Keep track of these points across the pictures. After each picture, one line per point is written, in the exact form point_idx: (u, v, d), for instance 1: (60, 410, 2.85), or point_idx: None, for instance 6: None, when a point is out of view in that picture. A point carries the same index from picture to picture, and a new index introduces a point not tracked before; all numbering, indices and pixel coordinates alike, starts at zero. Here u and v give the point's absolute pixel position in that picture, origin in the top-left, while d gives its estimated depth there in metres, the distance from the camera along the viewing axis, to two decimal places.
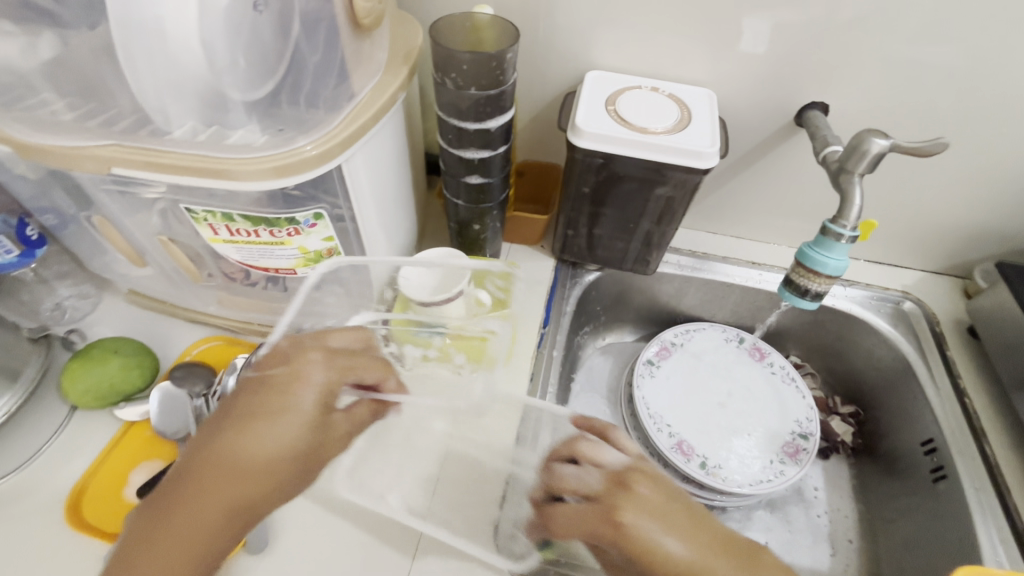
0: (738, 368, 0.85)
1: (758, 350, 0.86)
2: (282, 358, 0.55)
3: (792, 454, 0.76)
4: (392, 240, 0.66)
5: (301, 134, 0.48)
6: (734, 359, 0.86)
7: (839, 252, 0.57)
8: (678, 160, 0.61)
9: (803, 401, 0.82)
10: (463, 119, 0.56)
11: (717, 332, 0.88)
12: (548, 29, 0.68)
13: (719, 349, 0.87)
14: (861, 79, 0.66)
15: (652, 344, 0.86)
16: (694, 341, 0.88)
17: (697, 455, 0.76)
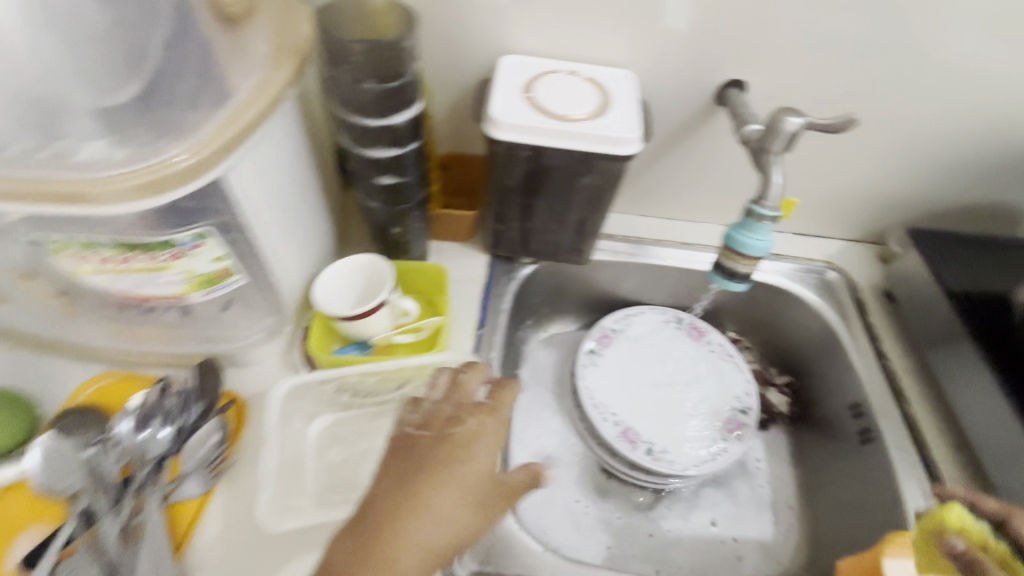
0: (679, 349, 0.85)
1: (697, 329, 0.87)
2: (454, 419, 0.48)
3: (732, 430, 0.78)
4: (303, 252, 0.60)
5: (168, 142, 0.41)
6: (675, 341, 0.86)
7: (762, 232, 0.57)
8: (601, 148, 0.59)
9: (741, 376, 0.83)
10: (365, 116, 0.50)
11: (657, 314, 0.88)
12: (457, 12, 0.64)
13: (659, 331, 0.87)
14: (774, 55, 0.66)
15: (594, 332, 0.85)
16: (634, 326, 0.87)
17: (643, 441, 0.76)
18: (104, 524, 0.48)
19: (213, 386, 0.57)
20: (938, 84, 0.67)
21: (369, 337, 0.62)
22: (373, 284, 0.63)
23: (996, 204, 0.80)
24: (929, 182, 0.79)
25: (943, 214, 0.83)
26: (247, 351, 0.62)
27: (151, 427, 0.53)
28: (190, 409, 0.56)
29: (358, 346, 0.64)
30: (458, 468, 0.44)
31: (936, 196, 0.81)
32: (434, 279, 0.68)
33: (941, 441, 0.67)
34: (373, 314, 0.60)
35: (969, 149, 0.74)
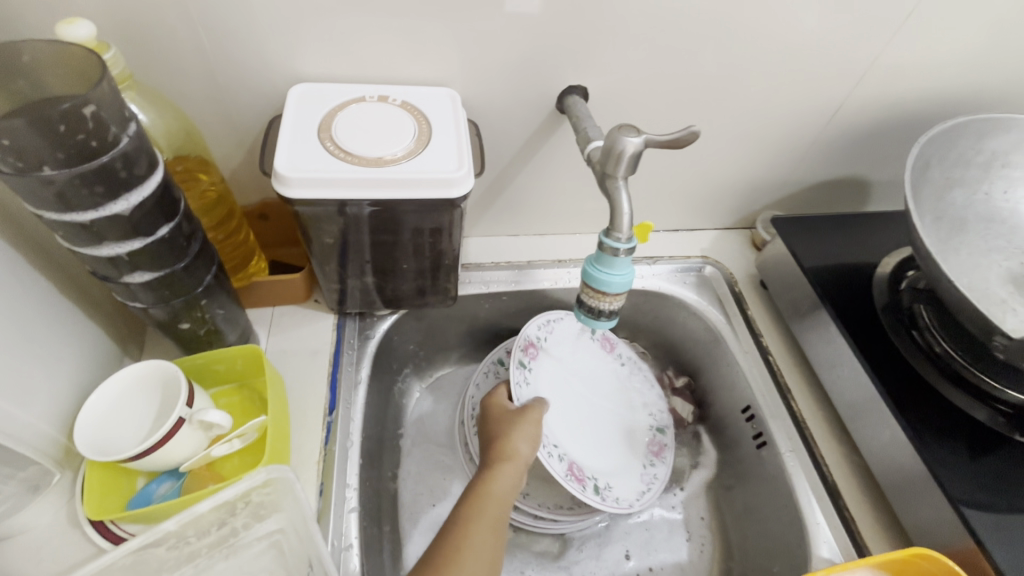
0: (597, 362, 0.76)
1: (608, 339, 0.78)
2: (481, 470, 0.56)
3: (656, 454, 0.70)
4: (49, 377, 0.45)
5: None
6: (591, 352, 0.76)
7: (621, 266, 0.51)
8: (425, 192, 0.49)
9: (652, 391, 0.76)
10: (68, 210, 0.36)
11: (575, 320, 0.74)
12: (217, 38, 0.50)
13: (579, 341, 0.75)
14: (609, 55, 0.59)
15: (518, 341, 0.67)
16: (555, 335, 0.72)
17: (590, 477, 0.64)
18: None
19: None
20: (777, 69, 0.64)
21: (179, 465, 0.49)
22: (164, 398, 0.49)
23: (849, 176, 0.81)
24: (786, 165, 0.77)
25: (804, 192, 0.82)
26: None
27: None
28: None
29: (168, 476, 0.49)
30: (488, 481, 0.55)
31: (796, 176, 0.79)
32: (247, 362, 0.55)
33: (828, 432, 0.67)
34: (167, 442, 0.46)
35: (818, 128, 0.72)
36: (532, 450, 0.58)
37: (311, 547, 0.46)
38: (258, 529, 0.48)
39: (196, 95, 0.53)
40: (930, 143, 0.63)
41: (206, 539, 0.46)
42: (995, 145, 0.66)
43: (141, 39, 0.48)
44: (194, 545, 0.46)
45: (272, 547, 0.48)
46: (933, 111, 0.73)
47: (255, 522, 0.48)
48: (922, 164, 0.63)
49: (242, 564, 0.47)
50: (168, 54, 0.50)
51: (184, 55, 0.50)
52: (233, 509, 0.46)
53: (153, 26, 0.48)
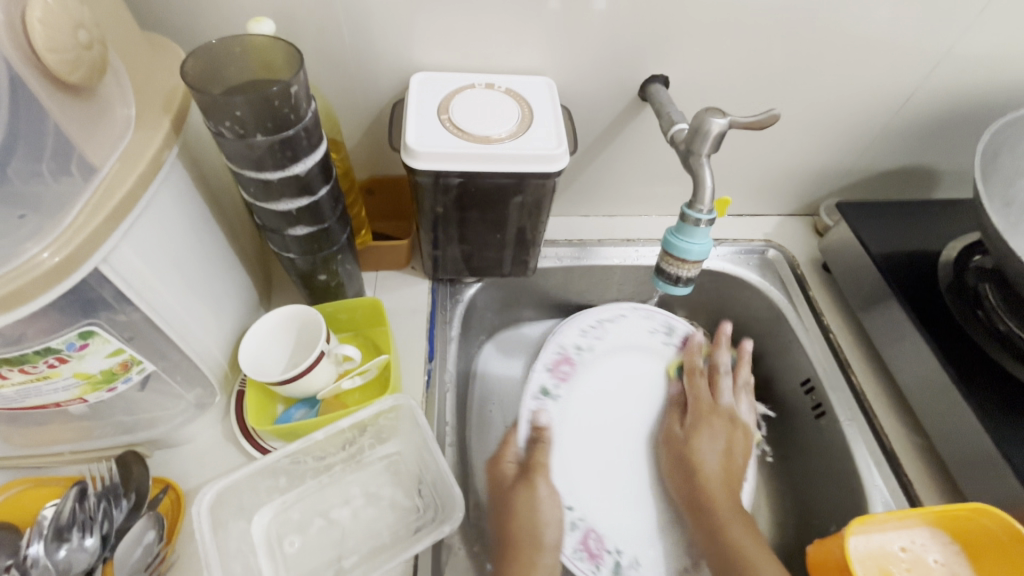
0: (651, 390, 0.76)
1: (691, 346, 0.78)
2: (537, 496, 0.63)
3: (726, 502, 0.66)
4: (220, 312, 0.55)
5: (29, 231, 0.35)
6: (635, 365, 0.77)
7: (701, 236, 0.57)
8: (530, 167, 0.56)
9: (726, 401, 0.72)
10: (263, 169, 0.45)
11: (640, 322, 0.79)
12: (355, 32, 0.58)
13: (608, 355, 0.76)
14: (692, 46, 0.64)
15: (548, 357, 0.73)
16: (603, 341, 0.77)
17: (608, 552, 0.62)
18: None
19: (138, 476, 0.53)
20: (853, 58, 0.68)
21: (315, 393, 0.57)
22: (305, 336, 0.58)
23: (916, 165, 0.83)
24: (853, 153, 0.80)
25: (869, 180, 0.85)
26: (174, 432, 0.56)
27: (68, 541, 0.48)
28: (114, 511, 0.50)
29: (305, 404, 0.59)
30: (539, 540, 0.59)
31: (861, 164, 0.82)
32: (368, 313, 0.64)
33: (887, 405, 0.70)
34: (311, 372, 0.55)
35: (887, 117, 0.75)
36: (551, 558, 0.58)
37: (429, 462, 0.55)
38: (380, 449, 0.57)
39: (332, 82, 0.63)
40: (1002, 131, 0.65)
41: (339, 455, 0.56)
42: None
43: (295, 33, 0.57)
44: (330, 460, 0.55)
45: (389, 466, 0.57)
46: (1008, 101, 0.74)
47: (380, 442, 0.57)
48: (993, 151, 0.66)
49: (367, 478, 0.56)
50: (314, 46, 0.59)
51: (326, 47, 0.59)
52: (363, 426, 0.55)
53: (306, 23, 0.57)
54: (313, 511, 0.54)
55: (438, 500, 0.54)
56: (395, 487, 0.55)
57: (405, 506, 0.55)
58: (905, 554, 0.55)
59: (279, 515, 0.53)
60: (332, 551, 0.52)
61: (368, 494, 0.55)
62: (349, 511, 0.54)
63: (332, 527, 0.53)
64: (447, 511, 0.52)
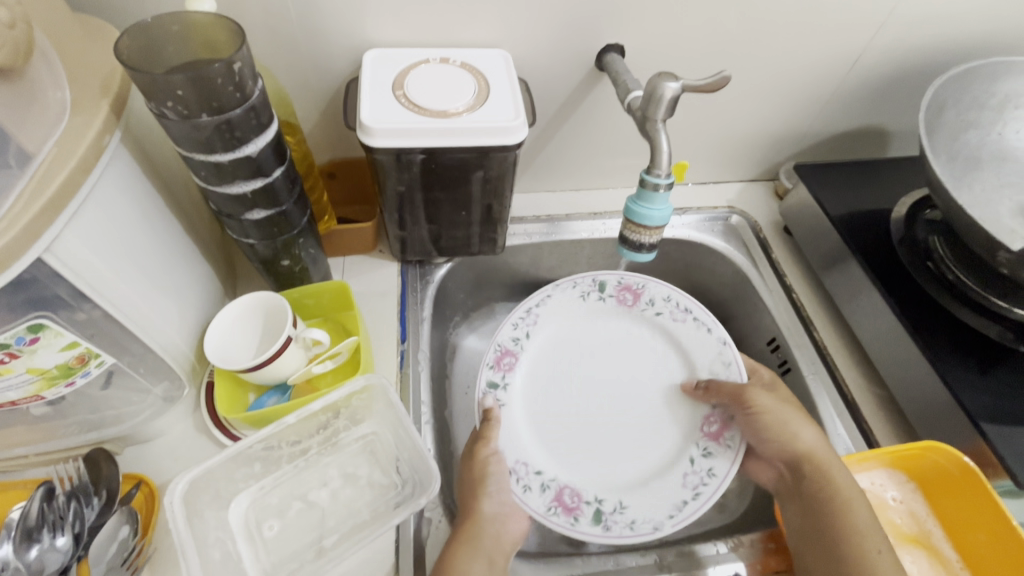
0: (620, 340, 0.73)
1: (627, 290, 0.74)
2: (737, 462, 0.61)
3: (714, 437, 0.64)
4: (181, 303, 0.54)
5: None
6: (583, 330, 0.73)
7: (660, 202, 0.58)
8: (488, 140, 0.56)
9: (710, 337, 0.69)
10: (212, 151, 0.44)
11: (514, 314, 0.71)
12: (302, 9, 0.57)
13: (552, 330, 0.73)
14: (646, 14, 0.65)
15: (489, 356, 0.68)
16: (539, 324, 0.72)
17: (586, 504, 0.61)
18: None
19: (108, 472, 0.52)
20: (804, 22, 0.69)
21: (286, 379, 0.57)
22: (271, 323, 0.58)
23: (869, 126, 0.85)
24: (808, 116, 0.82)
25: (824, 142, 0.87)
26: (143, 428, 0.55)
27: (40, 541, 0.47)
28: (85, 510, 0.49)
29: (276, 391, 0.58)
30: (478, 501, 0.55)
31: (817, 127, 0.84)
32: (336, 297, 0.63)
33: (848, 358, 0.73)
34: (279, 357, 0.54)
35: (839, 79, 0.77)
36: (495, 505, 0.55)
37: (405, 439, 0.55)
38: (356, 430, 0.57)
39: (283, 63, 0.61)
40: (945, 87, 0.68)
41: (314, 438, 0.56)
42: (1008, 87, 0.70)
43: (238, 12, 0.56)
44: (305, 443, 0.55)
45: (366, 447, 0.57)
46: (952, 58, 0.77)
47: (355, 424, 0.57)
48: (938, 106, 0.69)
49: (344, 459, 0.56)
50: (262, 27, 0.57)
51: (274, 26, 0.57)
52: (337, 408, 0.55)
53: (249, 0, 0.55)
54: (291, 495, 0.54)
55: (415, 476, 0.54)
56: (372, 467, 0.56)
57: (384, 484, 0.55)
58: (866, 494, 0.58)
59: (255, 501, 0.53)
60: (312, 533, 0.52)
61: (345, 475, 0.55)
62: (328, 493, 0.54)
63: (312, 509, 0.53)
64: (424, 485, 0.52)
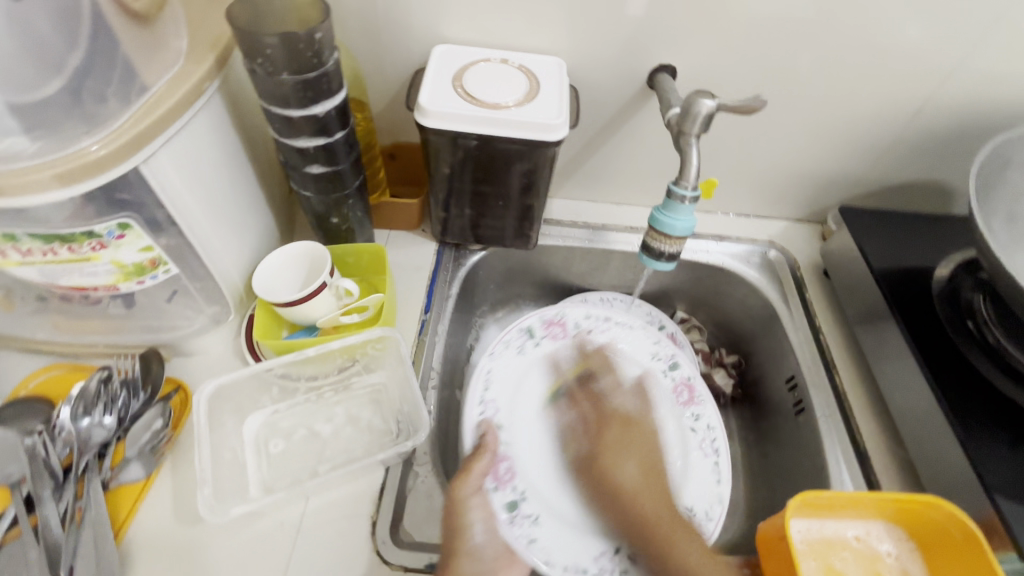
0: (644, 356, 0.76)
1: (501, 472, 0.63)
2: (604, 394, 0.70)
3: None
4: (242, 240, 0.62)
5: (83, 132, 0.43)
6: (522, 449, 0.67)
7: (685, 213, 0.60)
8: (529, 134, 0.61)
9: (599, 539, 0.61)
10: (287, 106, 0.52)
11: (645, 338, 0.76)
12: (387, 4, 0.65)
13: (514, 434, 0.67)
14: (701, 40, 0.68)
15: (586, 222, 0.88)
16: (501, 413, 0.68)
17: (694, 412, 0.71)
18: (45, 508, 0.50)
19: (156, 373, 0.60)
20: (863, 64, 0.69)
21: (315, 321, 0.63)
22: (312, 271, 0.64)
23: (931, 181, 0.83)
24: (863, 162, 0.81)
25: (880, 191, 0.85)
26: (190, 340, 0.63)
27: (91, 416, 0.56)
28: (132, 399, 0.58)
29: (306, 330, 0.65)
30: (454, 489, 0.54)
31: (873, 173, 0.83)
32: (373, 259, 0.69)
33: (870, 409, 0.70)
34: (314, 299, 0.61)
35: (898, 127, 0.76)
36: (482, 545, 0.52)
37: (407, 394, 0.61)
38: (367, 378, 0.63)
39: (364, 48, 0.69)
40: (1008, 145, 0.66)
41: (329, 378, 0.62)
42: None
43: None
44: (320, 381, 0.61)
45: (373, 395, 0.62)
46: None
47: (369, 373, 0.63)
48: (998, 164, 0.66)
49: (352, 402, 0.61)
50: (351, 16, 0.66)
51: (361, 15, 0.66)
52: (354, 353, 0.61)
53: None
54: (300, 423, 0.59)
55: (411, 426, 0.59)
56: (374, 414, 0.61)
57: (381, 430, 0.59)
58: (857, 542, 0.56)
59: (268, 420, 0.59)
60: (309, 460, 0.57)
61: (350, 415, 0.60)
62: (331, 428, 0.59)
63: (314, 439, 0.58)
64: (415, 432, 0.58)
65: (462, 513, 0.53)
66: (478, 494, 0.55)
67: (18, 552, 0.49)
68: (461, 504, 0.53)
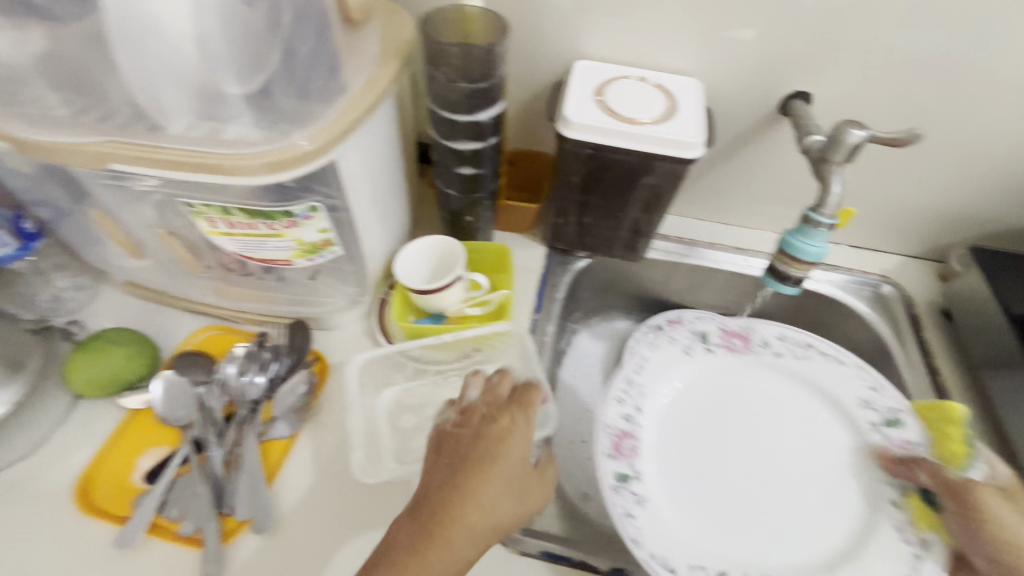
0: (850, 401, 0.75)
1: (626, 446, 0.71)
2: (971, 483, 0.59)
3: None
4: (386, 229, 0.67)
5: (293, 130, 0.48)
6: (655, 434, 0.74)
7: (818, 239, 0.60)
8: (668, 150, 0.63)
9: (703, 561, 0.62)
10: (455, 111, 0.56)
11: (856, 380, 0.75)
12: (537, 19, 0.69)
13: (649, 420, 0.74)
14: (842, 68, 0.68)
15: (692, 239, 0.88)
16: (642, 399, 0.76)
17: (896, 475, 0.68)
18: (211, 450, 0.58)
19: (301, 342, 0.66)
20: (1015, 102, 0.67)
21: (443, 310, 0.67)
22: (444, 263, 0.69)
23: None
24: (997, 201, 0.78)
25: (1010, 233, 0.81)
26: (330, 316, 0.69)
27: (248, 374, 0.63)
28: (281, 362, 0.64)
29: (433, 317, 0.69)
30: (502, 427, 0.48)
31: (1007, 214, 0.79)
32: (495, 256, 0.73)
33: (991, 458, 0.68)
34: (447, 290, 0.65)
35: None
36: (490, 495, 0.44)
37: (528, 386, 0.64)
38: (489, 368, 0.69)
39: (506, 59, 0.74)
40: None
41: (454, 364, 0.68)
42: None
43: None
44: (446, 364, 0.67)
45: None
46: None
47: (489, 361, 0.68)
48: None
49: None
50: None
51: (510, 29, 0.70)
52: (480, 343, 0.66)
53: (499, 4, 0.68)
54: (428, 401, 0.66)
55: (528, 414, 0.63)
56: None
57: None
58: None
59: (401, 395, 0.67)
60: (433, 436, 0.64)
61: None
62: None
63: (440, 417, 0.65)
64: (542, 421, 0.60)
65: (490, 450, 0.46)
66: (513, 430, 0.48)
67: (187, 485, 0.56)
68: (496, 436, 0.47)
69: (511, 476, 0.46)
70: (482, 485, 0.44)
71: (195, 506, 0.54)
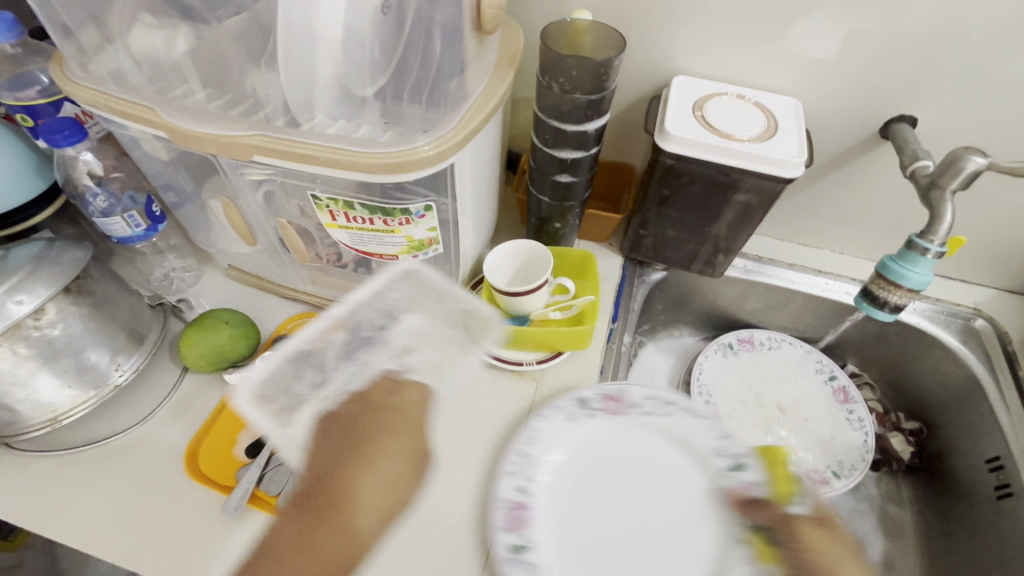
0: (702, 450, 0.63)
1: (519, 513, 0.57)
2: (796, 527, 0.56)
3: None
4: (479, 231, 0.69)
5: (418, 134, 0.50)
6: (542, 507, 0.59)
7: (923, 266, 0.59)
8: (769, 169, 0.63)
9: None
10: (563, 120, 0.59)
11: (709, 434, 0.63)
12: (639, 33, 0.70)
13: (551, 487, 0.61)
14: (954, 93, 0.66)
15: (771, 258, 0.87)
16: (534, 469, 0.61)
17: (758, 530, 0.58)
18: None
19: None
20: None
21: (527, 313, 0.69)
22: (530, 267, 0.71)
23: None
24: None
25: None
26: None
27: None
28: None
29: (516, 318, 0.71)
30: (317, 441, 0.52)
31: None
32: (577, 263, 0.74)
33: None
34: (535, 293, 0.66)
35: None
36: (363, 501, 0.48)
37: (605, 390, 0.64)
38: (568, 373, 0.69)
39: None
40: None
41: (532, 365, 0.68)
42: None
43: None
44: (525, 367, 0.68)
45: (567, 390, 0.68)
46: None
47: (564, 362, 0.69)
48: None
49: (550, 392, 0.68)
50: None
51: None
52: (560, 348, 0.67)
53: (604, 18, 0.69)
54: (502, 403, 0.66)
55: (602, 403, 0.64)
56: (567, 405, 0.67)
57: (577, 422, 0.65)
58: None
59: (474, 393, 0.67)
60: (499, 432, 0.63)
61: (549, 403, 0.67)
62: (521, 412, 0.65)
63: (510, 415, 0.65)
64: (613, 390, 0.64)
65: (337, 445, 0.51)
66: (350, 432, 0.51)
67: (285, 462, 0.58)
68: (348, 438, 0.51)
69: (398, 449, 0.52)
70: (361, 472, 0.49)
71: (294, 481, 0.57)
